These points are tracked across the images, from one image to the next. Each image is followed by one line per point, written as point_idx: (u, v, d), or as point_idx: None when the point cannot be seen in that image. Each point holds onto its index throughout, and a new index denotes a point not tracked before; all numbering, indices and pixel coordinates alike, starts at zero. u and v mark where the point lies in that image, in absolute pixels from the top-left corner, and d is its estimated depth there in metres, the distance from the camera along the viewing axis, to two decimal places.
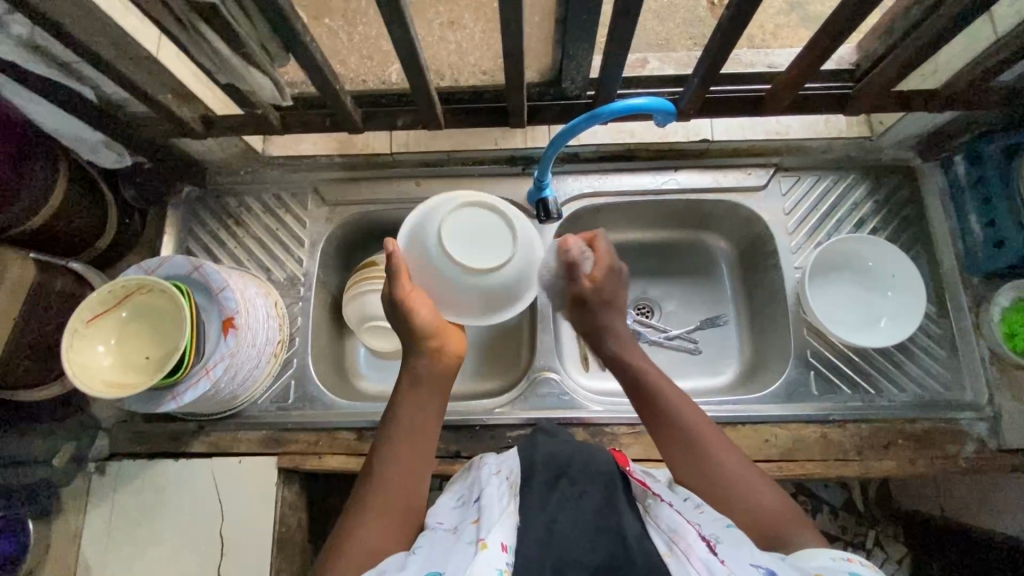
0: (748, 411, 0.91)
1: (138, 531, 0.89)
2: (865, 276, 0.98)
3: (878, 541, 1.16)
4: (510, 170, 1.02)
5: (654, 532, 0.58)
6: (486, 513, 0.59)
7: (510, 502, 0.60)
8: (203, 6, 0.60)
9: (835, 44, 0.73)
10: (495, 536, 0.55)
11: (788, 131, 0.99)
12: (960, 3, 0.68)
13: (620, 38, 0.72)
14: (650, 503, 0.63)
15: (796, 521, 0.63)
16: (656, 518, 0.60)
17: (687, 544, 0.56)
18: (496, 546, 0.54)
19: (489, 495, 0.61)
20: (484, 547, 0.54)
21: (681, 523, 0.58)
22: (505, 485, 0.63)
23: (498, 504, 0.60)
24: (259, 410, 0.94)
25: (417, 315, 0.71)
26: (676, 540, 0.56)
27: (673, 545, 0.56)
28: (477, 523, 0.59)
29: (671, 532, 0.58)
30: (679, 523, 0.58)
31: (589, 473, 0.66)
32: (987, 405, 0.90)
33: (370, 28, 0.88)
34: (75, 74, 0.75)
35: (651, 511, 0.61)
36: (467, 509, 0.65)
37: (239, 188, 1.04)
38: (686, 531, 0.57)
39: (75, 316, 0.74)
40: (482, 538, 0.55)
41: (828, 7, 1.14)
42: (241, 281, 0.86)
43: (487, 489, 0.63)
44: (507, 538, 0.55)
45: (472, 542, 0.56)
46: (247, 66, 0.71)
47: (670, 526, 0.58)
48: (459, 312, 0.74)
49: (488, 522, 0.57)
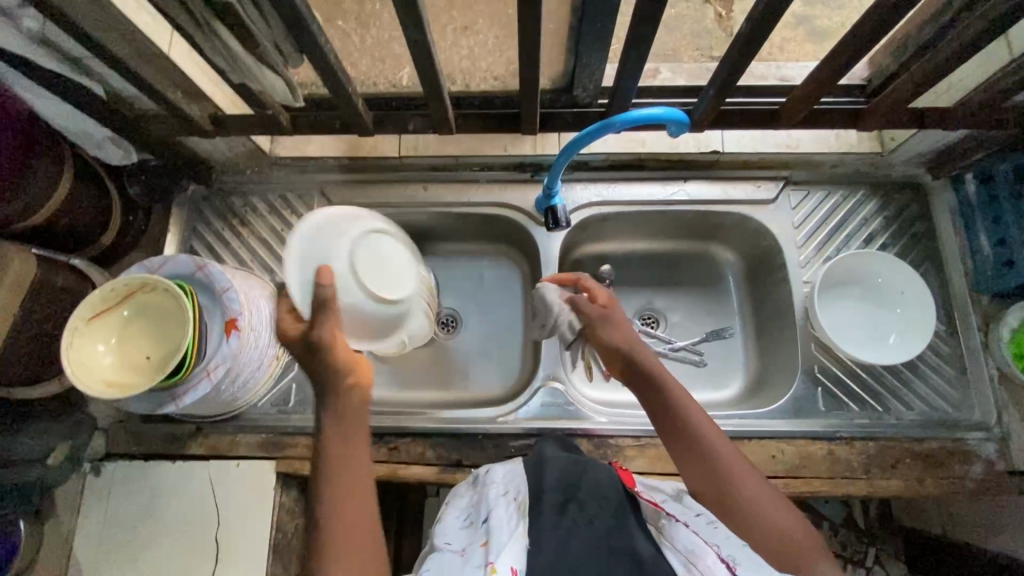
0: (756, 426, 0.90)
1: (132, 535, 0.87)
2: (874, 292, 0.97)
3: (877, 559, 1.17)
4: (518, 177, 1.02)
5: (668, 552, 0.58)
6: (496, 536, 0.58)
7: (519, 524, 0.60)
8: (219, 5, 0.59)
9: (854, 58, 0.72)
10: (504, 560, 0.55)
11: (799, 145, 0.97)
12: (981, 22, 0.67)
13: (636, 49, 0.71)
14: (662, 523, 0.62)
15: (813, 549, 0.63)
16: (670, 537, 0.60)
17: (705, 565, 0.55)
18: (507, 571, 0.53)
19: (498, 517, 0.61)
20: (495, 572, 0.53)
21: (698, 544, 0.57)
22: (514, 506, 0.63)
23: (507, 527, 0.59)
24: (259, 413, 0.93)
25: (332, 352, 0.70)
26: (693, 561, 0.56)
27: (691, 566, 0.56)
28: (486, 545, 0.58)
29: (688, 553, 0.57)
30: (696, 544, 0.58)
31: (598, 498, 0.64)
32: (995, 425, 0.89)
33: (382, 31, 0.86)
34: (83, 69, 0.73)
35: (665, 532, 0.61)
36: (475, 529, 0.64)
37: (245, 187, 1.03)
38: (703, 552, 0.57)
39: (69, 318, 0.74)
40: (492, 562, 0.54)
41: (838, 21, 1.14)
42: (245, 282, 0.85)
43: (496, 510, 0.63)
44: (517, 562, 0.55)
45: (481, 565, 0.55)
46: (260, 67, 0.70)
47: (686, 546, 0.58)
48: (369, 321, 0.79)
49: (498, 543, 0.57)
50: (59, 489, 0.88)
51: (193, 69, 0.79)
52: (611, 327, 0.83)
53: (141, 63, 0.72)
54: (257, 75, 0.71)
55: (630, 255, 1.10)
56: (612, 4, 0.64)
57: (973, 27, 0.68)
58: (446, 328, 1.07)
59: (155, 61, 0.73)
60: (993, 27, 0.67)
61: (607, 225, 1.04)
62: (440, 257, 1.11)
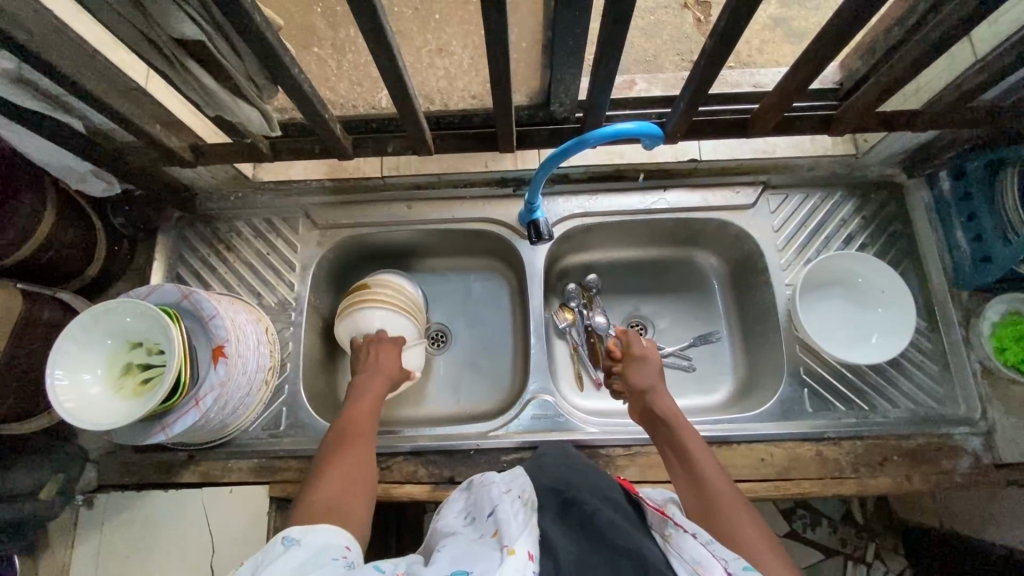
0: (744, 430, 0.91)
1: (126, 565, 0.87)
2: (857, 292, 0.99)
3: (878, 554, 1.18)
4: (500, 192, 1.03)
5: (675, 562, 0.59)
6: (506, 527, 0.60)
7: (525, 518, 0.63)
8: (190, 42, 0.60)
9: (821, 66, 0.73)
10: (521, 545, 0.57)
11: (775, 150, 1.00)
12: (939, 29, 0.68)
13: (605, 65, 0.71)
14: (669, 532, 0.62)
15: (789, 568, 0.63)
16: (677, 546, 0.60)
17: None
18: (524, 554, 0.56)
19: (505, 510, 0.64)
20: (512, 553, 0.56)
21: (705, 556, 0.58)
22: (519, 501, 0.66)
23: (515, 521, 0.62)
24: (250, 438, 0.93)
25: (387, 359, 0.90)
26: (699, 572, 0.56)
27: None
28: (496, 535, 0.60)
29: (694, 564, 0.58)
30: (702, 555, 0.58)
31: (600, 497, 0.69)
32: (981, 419, 0.90)
33: (358, 56, 0.95)
34: (63, 106, 0.74)
35: (672, 541, 0.61)
36: (481, 524, 0.65)
37: (230, 212, 1.04)
38: (710, 563, 0.57)
39: (70, 324, 0.73)
40: (509, 545, 0.57)
41: (813, 22, 1.17)
42: (231, 308, 0.85)
43: (501, 505, 0.65)
44: (533, 546, 0.58)
45: (497, 548, 0.57)
46: (235, 100, 0.71)
47: (693, 557, 0.58)
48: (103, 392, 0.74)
49: (510, 531, 0.59)
50: (53, 523, 0.89)
51: (170, 101, 0.79)
52: (643, 368, 0.86)
53: (119, 100, 0.72)
54: (232, 107, 0.72)
55: (615, 263, 1.11)
56: (581, 21, 0.65)
57: (934, 32, 0.69)
58: (435, 343, 1.07)
59: (133, 96, 0.74)
60: (952, 32, 0.68)
61: (591, 236, 1.05)
62: (427, 273, 1.11)
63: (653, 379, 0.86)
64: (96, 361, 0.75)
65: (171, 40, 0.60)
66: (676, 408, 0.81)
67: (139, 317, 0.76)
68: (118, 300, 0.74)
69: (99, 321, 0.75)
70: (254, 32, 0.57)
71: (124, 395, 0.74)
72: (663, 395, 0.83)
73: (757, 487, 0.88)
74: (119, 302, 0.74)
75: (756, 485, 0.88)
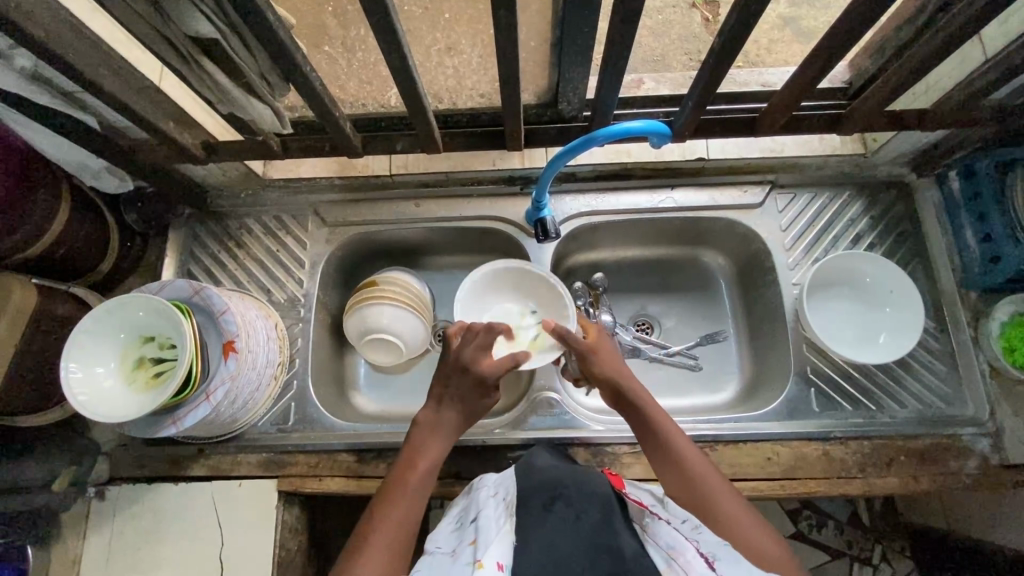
0: (750, 428, 0.91)
1: (138, 557, 0.89)
2: (865, 292, 0.99)
3: (884, 556, 1.17)
4: (508, 190, 1.03)
5: (651, 548, 0.61)
6: (483, 534, 0.61)
7: (506, 521, 0.63)
8: (205, 39, 0.61)
9: (830, 65, 0.73)
10: (490, 557, 0.57)
11: (783, 149, 1.00)
12: (949, 27, 0.68)
13: (613, 65, 0.72)
14: (646, 521, 0.65)
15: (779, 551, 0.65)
16: (653, 535, 0.63)
17: (685, 560, 0.58)
18: (493, 566, 0.56)
19: (486, 516, 0.64)
20: (481, 567, 0.56)
21: (678, 541, 0.61)
22: (501, 506, 0.67)
23: (494, 525, 0.62)
24: (259, 432, 0.94)
25: (473, 394, 0.80)
26: (675, 556, 0.59)
27: (673, 561, 0.59)
28: (475, 544, 0.61)
29: (670, 549, 0.60)
30: (677, 541, 0.61)
31: (584, 495, 0.68)
32: (989, 419, 0.90)
33: (369, 54, 0.95)
34: (77, 103, 0.74)
35: (649, 529, 0.64)
36: (464, 530, 0.67)
37: (240, 210, 1.05)
38: (685, 548, 0.60)
39: (86, 317, 0.74)
40: (479, 558, 0.57)
41: (822, 22, 1.17)
42: (241, 303, 0.86)
43: (483, 510, 0.66)
44: (504, 557, 0.57)
45: (470, 561, 0.58)
46: (247, 97, 0.72)
47: (668, 543, 0.61)
48: (116, 384, 0.75)
49: (485, 541, 0.60)
50: (65, 515, 0.90)
51: (182, 98, 0.80)
52: (600, 357, 0.82)
53: (131, 96, 0.73)
54: (244, 104, 0.73)
55: (622, 262, 1.11)
56: (590, 21, 0.65)
57: (943, 31, 0.69)
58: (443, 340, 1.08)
59: (146, 93, 0.75)
60: (962, 30, 0.68)
61: (598, 234, 1.05)
62: (434, 271, 1.12)
63: (612, 368, 0.81)
64: (110, 353, 0.76)
65: (186, 38, 0.61)
66: (644, 390, 0.79)
67: (153, 312, 0.77)
68: (132, 294, 0.76)
69: (114, 315, 0.76)
70: (268, 30, 0.58)
71: (138, 387, 0.76)
72: (627, 377, 0.80)
73: (762, 486, 0.88)
74: (133, 296, 0.75)
75: (761, 484, 0.88)
